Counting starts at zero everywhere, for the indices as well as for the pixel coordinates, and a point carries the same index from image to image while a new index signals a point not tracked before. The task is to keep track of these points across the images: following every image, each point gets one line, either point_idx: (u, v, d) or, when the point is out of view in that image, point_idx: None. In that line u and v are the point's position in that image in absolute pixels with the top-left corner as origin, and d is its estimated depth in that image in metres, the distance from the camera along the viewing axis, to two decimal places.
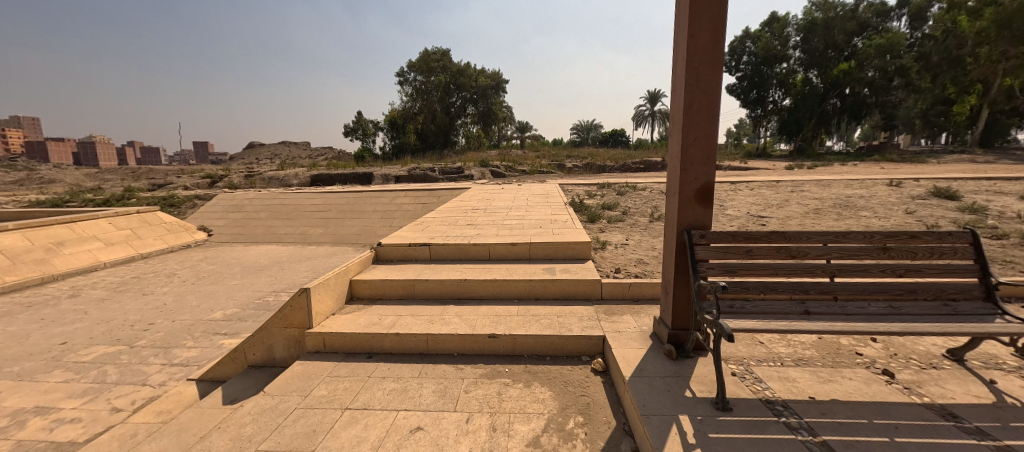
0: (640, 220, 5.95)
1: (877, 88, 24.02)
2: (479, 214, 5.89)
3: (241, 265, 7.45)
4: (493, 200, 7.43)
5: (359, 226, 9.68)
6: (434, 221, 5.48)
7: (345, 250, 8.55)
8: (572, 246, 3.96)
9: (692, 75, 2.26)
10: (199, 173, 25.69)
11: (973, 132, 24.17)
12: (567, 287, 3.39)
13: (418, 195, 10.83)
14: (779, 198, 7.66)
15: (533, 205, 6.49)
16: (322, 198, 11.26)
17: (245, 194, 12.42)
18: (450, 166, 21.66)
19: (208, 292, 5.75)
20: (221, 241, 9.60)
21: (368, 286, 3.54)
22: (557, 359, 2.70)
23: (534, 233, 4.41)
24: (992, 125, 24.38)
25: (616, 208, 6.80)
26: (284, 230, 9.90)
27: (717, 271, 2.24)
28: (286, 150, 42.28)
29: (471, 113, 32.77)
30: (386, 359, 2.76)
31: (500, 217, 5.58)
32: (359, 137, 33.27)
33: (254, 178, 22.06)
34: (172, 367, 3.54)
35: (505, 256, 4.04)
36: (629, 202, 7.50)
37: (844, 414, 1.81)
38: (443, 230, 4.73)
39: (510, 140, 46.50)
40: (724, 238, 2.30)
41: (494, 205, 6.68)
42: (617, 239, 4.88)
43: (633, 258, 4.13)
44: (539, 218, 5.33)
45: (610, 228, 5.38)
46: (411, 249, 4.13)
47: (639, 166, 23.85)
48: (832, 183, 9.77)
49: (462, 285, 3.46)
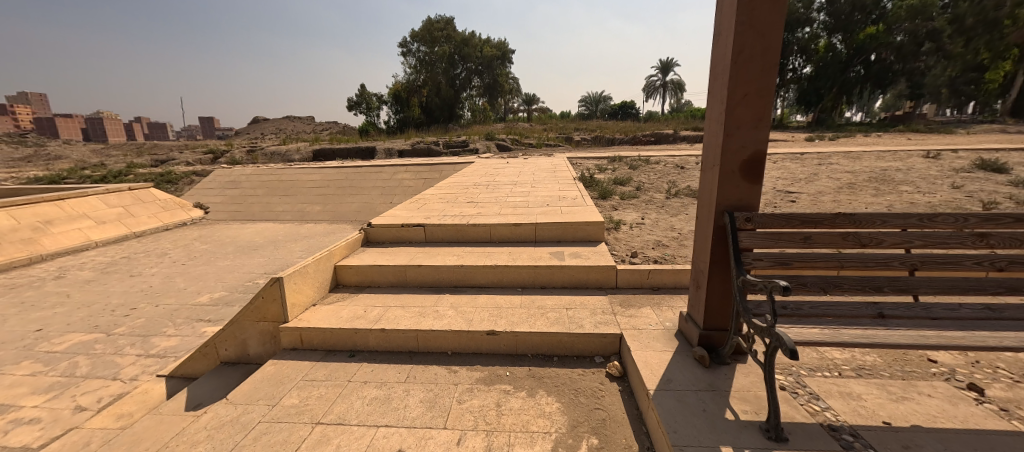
0: (656, 196, 5.46)
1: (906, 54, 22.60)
2: (481, 190, 5.43)
3: (235, 243, 7.18)
4: (495, 175, 6.94)
5: (358, 203, 9.30)
6: (431, 198, 5.04)
7: (343, 229, 8.21)
8: (582, 227, 3.52)
9: (745, 10, 1.69)
10: (202, 148, 25.33)
11: (1007, 101, 22.73)
12: (577, 274, 2.99)
13: (419, 170, 10.33)
14: (807, 170, 7.04)
15: (540, 181, 6.01)
16: (320, 173, 10.84)
17: (242, 169, 12.04)
18: (454, 140, 20.93)
19: (197, 273, 5.49)
20: (218, 219, 9.32)
21: (355, 272, 3.17)
22: (565, 360, 2.33)
23: (540, 212, 3.98)
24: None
25: (629, 183, 6.28)
26: (281, 207, 9.57)
27: (768, 263, 1.79)
28: (289, 124, 41.52)
29: (476, 85, 31.68)
30: (371, 358, 2.43)
31: (502, 193, 5.13)
32: (361, 110, 32.33)
33: (255, 154, 21.69)
34: (148, 359, 3.29)
35: (507, 238, 3.63)
36: (642, 176, 6.96)
37: (934, 446, 1.39)
38: (439, 209, 4.30)
39: (516, 112, 44.92)
40: (776, 222, 1.83)
41: (496, 181, 6.19)
42: (632, 217, 4.42)
43: (650, 240, 3.70)
44: (545, 195, 4.86)
45: (624, 205, 4.91)
46: (403, 230, 3.73)
47: (650, 138, 22.86)
48: (864, 154, 9.04)
49: (458, 271, 3.07)
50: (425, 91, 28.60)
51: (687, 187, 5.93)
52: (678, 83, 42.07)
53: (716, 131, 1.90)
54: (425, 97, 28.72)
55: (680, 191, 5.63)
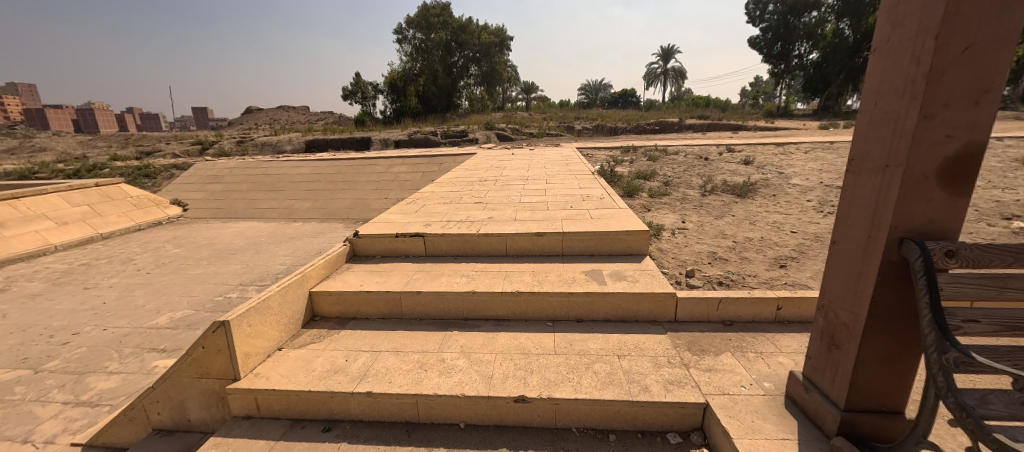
0: (689, 193, 4.75)
1: None
2: (488, 188, 4.69)
3: (212, 246, 6.47)
4: (501, 169, 6.20)
5: (349, 199, 8.54)
6: (431, 197, 4.32)
7: (333, 228, 7.47)
8: (621, 237, 2.81)
9: None
10: (191, 139, 24.45)
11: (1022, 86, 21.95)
12: (625, 304, 2.28)
13: (416, 162, 9.54)
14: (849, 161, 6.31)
15: (554, 176, 5.28)
16: (309, 166, 10.03)
17: (226, 162, 11.22)
18: (452, 130, 20.09)
19: (161, 285, 4.77)
20: (198, 218, 8.57)
21: (335, 300, 2.46)
22: (626, 440, 1.65)
23: (563, 216, 3.26)
24: None
25: (654, 177, 5.56)
26: (266, 203, 8.81)
27: (988, 327, 1.10)
28: (283, 114, 40.25)
29: (474, 73, 30.68)
30: (351, 435, 1.73)
31: (513, 192, 4.40)
32: (355, 99, 31.21)
33: (245, 145, 20.83)
34: (75, 410, 2.62)
35: (527, 250, 2.92)
36: (666, 169, 6.24)
37: None
38: (441, 213, 3.58)
39: (514, 101, 43.64)
40: (996, 258, 1.13)
41: (504, 177, 5.46)
42: (671, 220, 3.71)
43: (703, 252, 3.00)
44: (564, 194, 4.14)
45: (656, 205, 4.21)
46: (398, 241, 3.02)
47: (654, 127, 22.06)
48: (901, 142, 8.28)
49: (468, 299, 2.37)
50: (422, 80, 27.51)
51: (721, 182, 5.22)
52: (680, 70, 40.94)
53: (892, 111, 1.18)
54: (421, 86, 27.61)
55: (715, 187, 4.92)
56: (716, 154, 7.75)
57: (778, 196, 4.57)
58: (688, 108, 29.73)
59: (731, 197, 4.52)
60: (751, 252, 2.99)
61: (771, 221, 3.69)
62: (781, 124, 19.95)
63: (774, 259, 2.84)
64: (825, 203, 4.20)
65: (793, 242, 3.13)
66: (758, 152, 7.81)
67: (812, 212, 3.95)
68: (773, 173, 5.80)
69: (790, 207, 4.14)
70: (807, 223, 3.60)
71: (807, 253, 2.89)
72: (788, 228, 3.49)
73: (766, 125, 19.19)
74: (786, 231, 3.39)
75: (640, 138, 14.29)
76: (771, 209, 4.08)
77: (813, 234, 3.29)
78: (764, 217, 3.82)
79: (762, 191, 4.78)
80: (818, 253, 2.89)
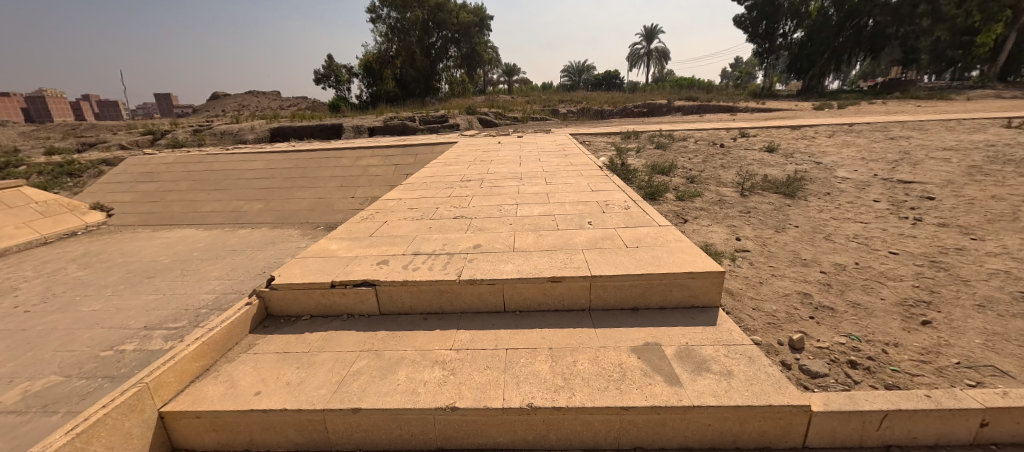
0: (724, 192, 3.82)
1: (903, 16, 21.01)
2: (472, 192, 3.62)
3: (131, 265, 5.21)
4: (486, 164, 5.10)
5: (311, 199, 7.29)
6: (399, 208, 3.23)
7: (288, 235, 6.26)
8: (680, 281, 1.83)
9: None
10: (141, 129, 22.17)
11: (997, 65, 22.22)
12: (719, 426, 1.30)
13: (388, 153, 8.27)
14: (887, 146, 5.49)
15: (556, 173, 4.26)
16: (261, 158, 8.56)
17: (164, 156, 9.61)
18: (431, 116, 18.67)
19: (36, 331, 3.55)
20: (125, 227, 7.15)
21: (206, 426, 1.39)
22: None
23: (584, 243, 2.24)
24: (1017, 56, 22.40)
25: (674, 172, 4.59)
26: (208, 205, 7.41)
27: None
28: (250, 99, 37.58)
29: (454, 55, 28.95)
30: None
31: (506, 199, 3.35)
32: (328, 83, 28.94)
33: (201, 134, 18.89)
34: None
35: (536, 303, 1.90)
36: (682, 159, 5.32)
37: None
38: (407, 237, 2.51)
39: (497, 84, 41.96)
40: None
41: (491, 174, 4.38)
42: (720, 237, 2.77)
43: (791, 295, 2.04)
44: (574, 201, 3.13)
45: (692, 213, 3.27)
46: (335, 294, 1.94)
47: (642, 110, 21.24)
48: (924, 123, 7.60)
49: (439, 421, 1.33)
50: (398, 62, 25.64)
51: (757, 178, 4.31)
52: (665, 51, 39.97)
53: None
54: (398, 69, 25.85)
55: (754, 185, 3.98)
56: (729, 140, 6.88)
57: (833, 195, 3.70)
58: (676, 89, 28.95)
59: (778, 199, 3.62)
60: (861, 293, 2.04)
61: (850, 234, 2.79)
62: (773, 105, 19.42)
63: (901, 306, 1.92)
64: (899, 205, 3.34)
65: (905, 272, 2.23)
66: (776, 137, 6.94)
67: (893, 219, 3.06)
68: (809, 164, 4.92)
69: (860, 212, 3.25)
70: (897, 237, 2.73)
71: (941, 296, 1.99)
72: (881, 245, 2.59)
73: (758, 106, 18.59)
74: (882, 252, 2.49)
75: (634, 121, 13.34)
76: (837, 215, 3.19)
77: (923, 257, 2.40)
78: (835, 228, 2.92)
79: (812, 189, 3.88)
80: (960, 296, 1.97)
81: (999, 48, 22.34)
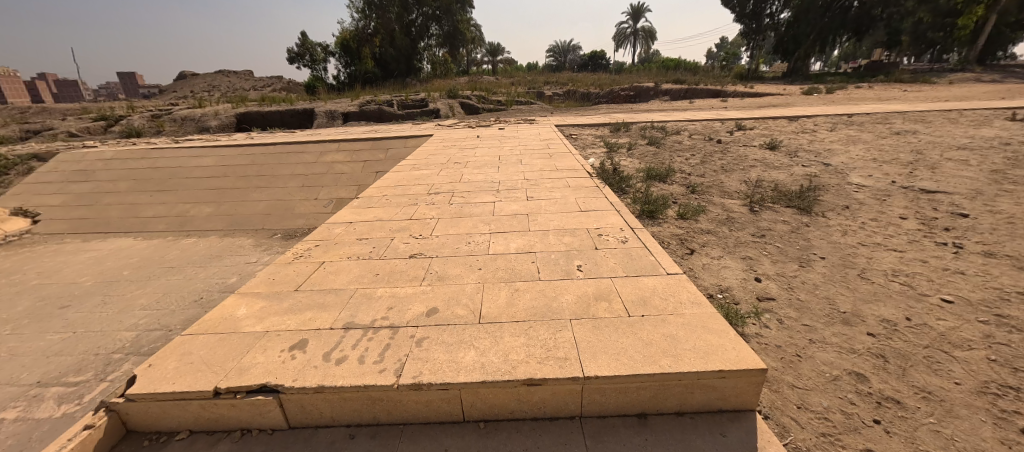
0: (732, 207, 3.32)
1: None
2: (440, 212, 3.03)
3: (47, 290, 4.45)
4: (459, 168, 4.48)
5: (268, 200, 6.49)
6: (345, 239, 2.62)
7: (239, 245, 5.54)
8: (706, 381, 1.31)
9: None
10: (93, 113, 20.35)
11: (976, 48, 22.41)
12: None
13: (356, 146, 7.46)
14: (894, 144, 5.11)
15: (540, 182, 3.70)
16: (212, 153, 7.62)
17: (100, 148, 8.50)
18: (410, 100, 17.62)
19: None
20: (53, 236, 6.26)
21: None
22: None
23: (572, 307, 1.70)
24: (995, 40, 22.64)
25: (672, 179, 4.08)
26: (148, 209, 6.48)
27: None
28: (217, 79, 35.16)
29: (435, 33, 27.44)
30: None
31: (478, 223, 2.77)
32: (301, 62, 27.11)
33: (159, 120, 17.38)
34: None
35: (508, 411, 1.37)
36: (678, 160, 4.83)
37: None
38: (344, 293, 1.92)
39: (481, 64, 40.37)
40: None
41: (464, 184, 3.77)
42: (737, 277, 2.27)
43: (842, 379, 1.55)
44: (559, 227, 2.58)
45: (699, 237, 2.77)
46: (220, 406, 1.36)
47: (629, 93, 20.64)
48: (925, 115, 7.28)
49: None
50: (377, 40, 24.18)
51: (765, 185, 3.83)
52: (652, 31, 39.09)
53: None
54: (377, 48, 24.41)
55: (764, 197, 3.50)
56: (726, 134, 6.42)
57: (852, 209, 3.26)
58: (663, 71, 28.51)
59: (793, 217, 3.14)
60: (930, 373, 1.57)
61: (887, 271, 2.33)
62: (761, 89, 19.15)
63: (988, 398, 1.44)
64: (931, 225, 2.90)
65: (971, 334, 1.77)
66: (774, 130, 6.49)
67: (930, 245, 2.63)
68: (817, 166, 4.47)
69: (889, 235, 2.81)
70: (942, 274, 2.28)
71: None
72: (929, 289, 2.13)
73: (746, 90, 18.27)
74: (933, 299, 2.04)
75: (622, 108, 12.79)
76: (865, 240, 2.74)
77: (984, 307, 1.95)
78: (867, 261, 2.46)
79: (828, 201, 3.42)
80: None
81: (979, 30, 22.46)
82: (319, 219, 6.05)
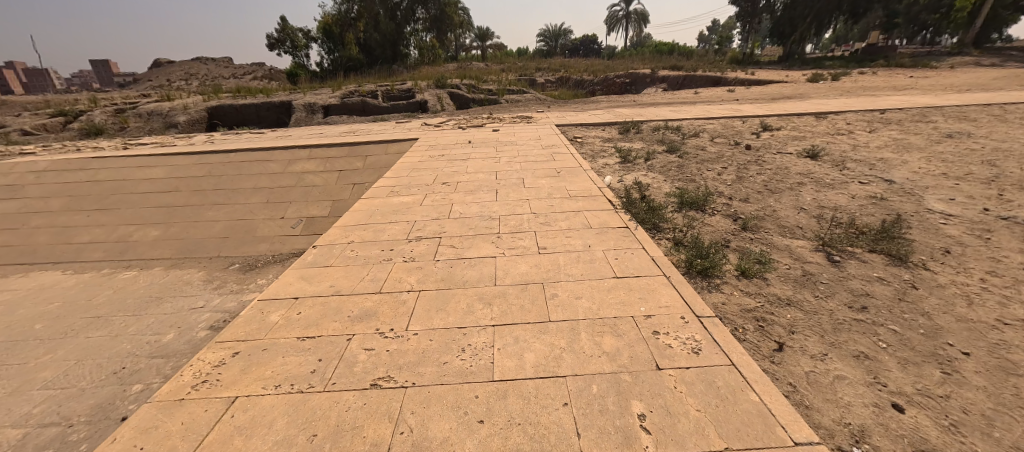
0: (804, 255, 2.56)
1: None
2: (422, 278, 2.21)
3: None
4: (449, 192, 3.64)
5: (224, 220, 5.54)
6: (277, 338, 1.77)
7: (187, 279, 4.63)
8: None
9: None
10: (51, 108, 18.72)
11: (972, 31, 21.97)
12: None
13: (330, 153, 6.50)
14: (951, 151, 4.43)
15: (552, 219, 2.90)
16: (163, 162, 6.60)
17: (31, 156, 7.36)
18: (395, 90, 16.49)
19: None
20: None
21: None
22: None
23: None
24: (991, 22, 22.22)
25: (712, 207, 3.30)
26: (82, 233, 5.49)
27: None
28: (192, 65, 33.09)
29: (422, 17, 26.01)
30: None
31: (475, 302, 1.96)
32: (281, 49, 25.58)
33: (123, 115, 15.94)
34: None
35: None
36: (711, 177, 4.03)
37: None
38: None
39: (470, 49, 38.89)
40: None
41: (455, 222, 2.95)
42: (870, 403, 1.50)
43: None
44: (594, 316, 1.78)
45: (780, 317, 1.99)
46: None
47: (625, 80, 19.69)
48: (962, 110, 6.61)
49: None
50: (361, 25, 22.91)
51: (831, 217, 3.07)
52: (644, 13, 37.88)
53: None
54: (361, 32, 23.08)
55: (838, 237, 2.74)
56: (751, 136, 5.67)
57: (958, 257, 2.52)
58: (659, 56, 27.50)
59: (888, 270, 2.39)
60: None
61: None
62: (761, 76, 18.45)
63: None
64: None
65: None
66: (805, 132, 5.75)
67: None
68: (879, 184, 3.74)
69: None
70: None
71: None
72: None
73: (747, 76, 17.49)
74: None
75: (623, 100, 11.98)
76: (1006, 315, 1.99)
77: None
78: None
79: (920, 244, 2.68)
80: None
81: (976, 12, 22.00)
82: (285, 244, 5.16)
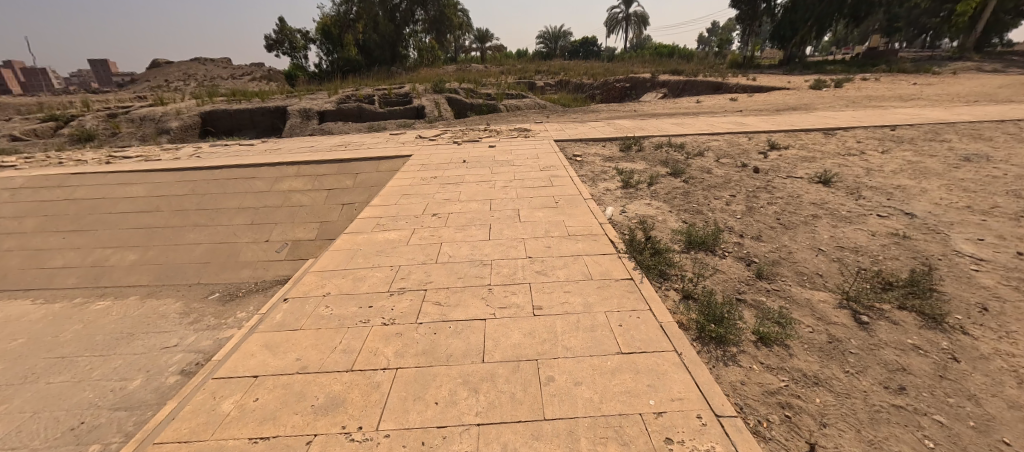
0: (827, 314, 2.32)
1: None
2: (402, 349, 1.95)
3: None
4: (439, 226, 3.39)
5: (206, 243, 5.28)
6: (222, 440, 1.49)
7: (164, 311, 4.36)
8: None
9: None
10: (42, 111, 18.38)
11: (973, 36, 21.81)
12: None
13: (319, 171, 6.25)
14: (971, 178, 4.20)
15: (548, 266, 2.65)
16: (145, 179, 6.33)
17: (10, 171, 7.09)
18: (393, 95, 16.26)
19: None
20: None
21: None
22: None
23: None
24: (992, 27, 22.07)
25: (722, 248, 3.06)
26: (55, 257, 5.22)
27: None
28: (189, 66, 32.70)
29: (421, 19, 25.80)
30: None
31: (458, 387, 1.70)
32: (280, 50, 25.31)
33: (115, 120, 15.62)
34: None
35: None
36: (719, 208, 3.79)
37: None
38: None
39: (469, 51, 38.70)
40: None
41: (443, 267, 2.71)
42: None
43: None
44: (596, 414, 1.51)
45: (811, 401, 1.73)
46: None
47: (625, 85, 19.45)
48: (974, 127, 6.40)
49: None
50: (360, 26, 22.67)
51: (850, 262, 2.83)
52: (644, 15, 37.72)
53: None
54: (360, 34, 22.82)
55: (861, 289, 2.49)
56: (757, 156, 5.43)
57: (999, 316, 2.26)
58: (659, 59, 27.29)
59: (923, 335, 2.14)
60: None
61: None
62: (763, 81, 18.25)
63: None
64: None
65: None
66: (814, 151, 5.53)
67: None
68: (898, 218, 3.50)
69: None
70: None
71: None
72: None
73: (748, 81, 17.27)
74: None
75: (623, 109, 11.76)
76: None
77: None
78: None
79: (952, 298, 2.44)
80: None
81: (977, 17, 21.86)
82: (268, 269, 4.89)
